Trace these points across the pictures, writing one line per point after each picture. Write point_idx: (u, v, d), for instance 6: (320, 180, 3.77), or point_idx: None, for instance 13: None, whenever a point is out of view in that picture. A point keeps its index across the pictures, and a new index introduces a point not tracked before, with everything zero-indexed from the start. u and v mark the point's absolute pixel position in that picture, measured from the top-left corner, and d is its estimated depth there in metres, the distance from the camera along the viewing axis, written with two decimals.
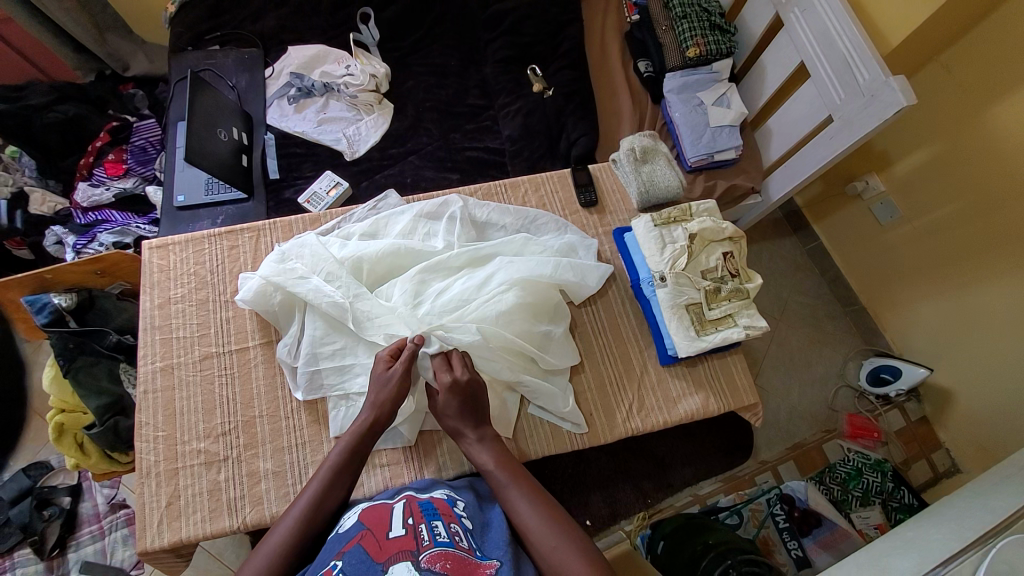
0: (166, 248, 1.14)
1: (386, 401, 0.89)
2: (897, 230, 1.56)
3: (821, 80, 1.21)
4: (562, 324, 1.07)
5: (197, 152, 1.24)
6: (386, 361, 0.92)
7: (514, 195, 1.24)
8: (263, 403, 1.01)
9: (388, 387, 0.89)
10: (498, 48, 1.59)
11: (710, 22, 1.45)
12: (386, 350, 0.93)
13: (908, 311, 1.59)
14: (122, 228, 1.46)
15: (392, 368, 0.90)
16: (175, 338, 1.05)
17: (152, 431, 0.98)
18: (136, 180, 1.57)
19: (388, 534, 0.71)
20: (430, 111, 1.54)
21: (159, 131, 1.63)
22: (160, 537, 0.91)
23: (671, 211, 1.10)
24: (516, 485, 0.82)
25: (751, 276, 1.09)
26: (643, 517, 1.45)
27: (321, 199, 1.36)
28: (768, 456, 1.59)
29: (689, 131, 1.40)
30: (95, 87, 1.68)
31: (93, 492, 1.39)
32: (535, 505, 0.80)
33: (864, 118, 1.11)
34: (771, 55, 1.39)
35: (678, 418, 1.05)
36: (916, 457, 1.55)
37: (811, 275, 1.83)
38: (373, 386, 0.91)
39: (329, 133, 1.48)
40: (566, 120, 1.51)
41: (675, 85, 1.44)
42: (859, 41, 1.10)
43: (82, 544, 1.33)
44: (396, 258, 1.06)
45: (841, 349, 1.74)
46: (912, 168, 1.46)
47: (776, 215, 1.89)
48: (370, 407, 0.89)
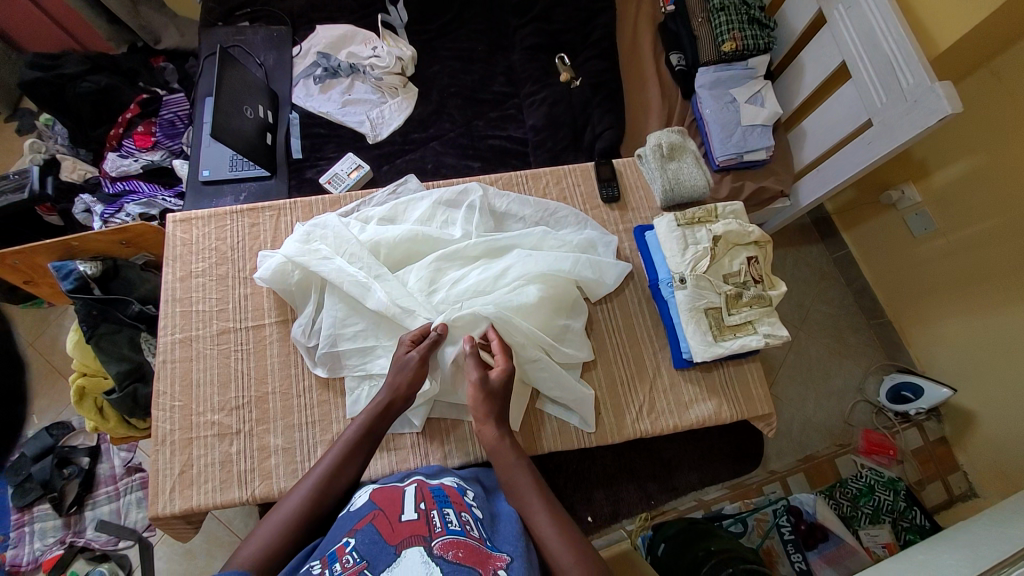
0: (190, 222, 1.15)
1: (404, 385, 0.90)
2: (931, 244, 1.49)
3: (863, 82, 1.16)
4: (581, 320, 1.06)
5: (223, 128, 1.25)
6: (407, 346, 0.93)
7: (534, 187, 1.22)
8: (275, 380, 1.02)
9: (406, 371, 0.90)
10: (527, 35, 1.56)
11: (749, 15, 1.40)
12: (409, 334, 0.94)
13: (936, 328, 1.53)
14: (149, 200, 1.49)
15: (410, 354, 0.91)
16: (194, 311, 1.07)
17: (169, 400, 1.00)
18: (164, 153, 1.59)
19: (400, 517, 0.71)
20: (454, 97, 1.52)
21: (187, 105, 1.64)
22: (172, 503, 0.94)
23: (695, 212, 1.07)
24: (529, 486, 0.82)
25: (774, 283, 1.06)
26: (646, 518, 1.44)
27: (342, 181, 1.36)
28: (778, 465, 1.57)
29: (720, 128, 1.36)
30: (128, 59, 1.70)
31: (111, 454, 1.44)
32: (553, 517, 0.78)
33: (904, 125, 1.06)
34: (810, 54, 1.33)
35: (688, 423, 1.03)
36: (931, 478, 1.51)
37: (836, 285, 1.77)
38: (392, 369, 0.92)
39: (352, 115, 1.47)
40: (592, 112, 1.47)
41: (707, 81, 1.40)
42: (905, 43, 1.04)
43: (99, 503, 1.39)
44: (413, 244, 1.06)
45: (862, 362, 1.69)
46: (951, 180, 1.40)
47: (803, 220, 1.84)
48: (387, 389, 0.90)
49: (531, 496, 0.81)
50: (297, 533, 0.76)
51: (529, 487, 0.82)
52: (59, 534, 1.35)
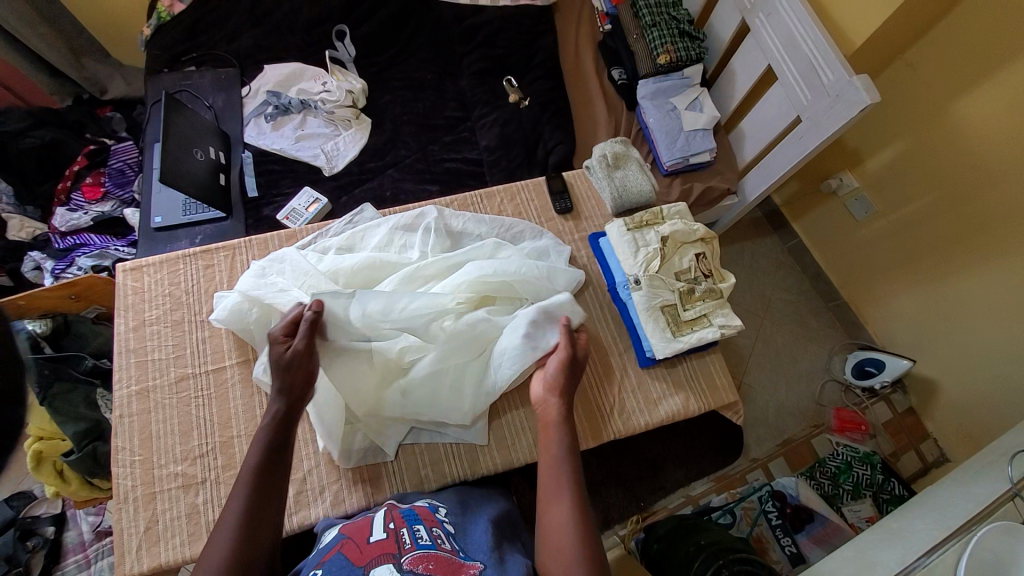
0: (140, 270, 1.13)
1: (294, 382, 0.85)
2: (874, 225, 1.58)
3: (788, 82, 1.24)
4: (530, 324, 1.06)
5: (173, 172, 1.25)
6: (282, 343, 0.88)
7: (490, 205, 1.25)
8: (241, 423, 1.00)
9: (293, 368, 0.86)
10: (474, 61, 1.61)
11: (679, 29, 1.49)
12: (276, 327, 0.89)
13: (888, 303, 1.62)
14: (101, 252, 1.45)
15: (290, 346, 0.87)
16: (150, 361, 1.04)
17: (128, 455, 0.96)
18: (114, 203, 1.56)
19: (369, 539, 0.70)
20: (408, 125, 1.55)
21: (137, 153, 1.63)
22: (140, 562, 0.89)
23: (643, 215, 1.12)
24: (548, 489, 0.78)
25: (724, 276, 1.11)
26: (636, 522, 1.43)
27: (300, 215, 1.37)
28: (759, 454, 1.59)
29: (664, 135, 1.42)
30: (72, 111, 1.68)
31: (79, 520, 1.37)
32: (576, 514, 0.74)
33: (831, 117, 1.13)
34: (739, 60, 1.42)
35: (659, 419, 1.05)
36: (904, 448, 1.56)
37: (792, 272, 1.85)
38: (275, 372, 0.85)
39: (307, 149, 1.48)
40: (542, 129, 1.53)
41: (648, 91, 1.47)
42: (822, 44, 1.13)
43: (67, 574, 1.30)
44: (372, 271, 1.06)
45: (826, 344, 1.75)
46: (884, 164, 1.49)
47: (756, 214, 1.92)
48: (276, 399, 0.84)
49: (561, 487, 0.77)
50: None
51: (564, 477, 0.79)
52: None
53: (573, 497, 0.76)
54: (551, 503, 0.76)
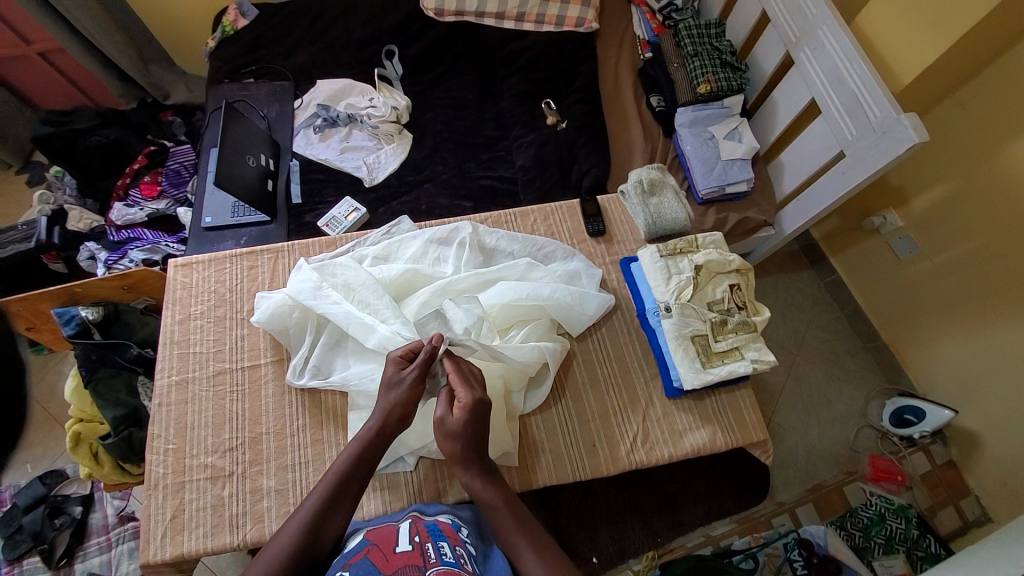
0: (190, 266, 1.19)
1: (395, 405, 0.87)
2: (917, 266, 1.53)
3: (832, 117, 1.22)
4: (559, 346, 1.06)
5: (227, 176, 1.32)
6: (398, 364, 0.91)
7: (523, 224, 1.26)
8: (270, 420, 1.03)
9: (399, 393, 0.87)
10: (515, 83, 1.65)
11: (721, 60, 1.49)
12: (398, 350, 0.92)
13: (930, 349, 1.55)
14: (152, 246, 1.55)
15: (406, 372, 0.89)
16: (192, 353, 1.09)
17: (163, 443, 1.00)
18: (168, 202, 1.66)
19: (395, 548, 0.71)
20: (447, 142, 1.60)
21: (193, 156, 1.73)
22: (163, 549, 0.92)
23: (677, 242, 1.11)
24: (523, 533, 0.79)
25: (758, 309, 1.09)
26: (652, 557, 1.38)
27: (340, 223, 1.42)
28: (785, 497, 1.53)
29: (701, 163, 1.42)
30: (136, 114, 1.80)
31: (104, 503, 1.41)
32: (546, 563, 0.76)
33: (876, 154, 1.11)
34: (782, 93, 1.41)
35: (683, 452, 1.02)
36: (942, 503, 1.48)
37: (829, 310, 1.79)
38: (385, 386, 0.89)
39: (351, 160, 1.54)
40: (578, 152, 1.54)
41: (686, 120, 1.47)
42: (870, 81, 1.11)
43: (89, 555, 1.35)
44: (407, 282, 1.09)
45: (862, 386, 1.68)
46: (930, 204, 1.44)
47: (791, 247, 1.88)
48: (378, 412, 0.88)
49: (519, 541, 0.79)
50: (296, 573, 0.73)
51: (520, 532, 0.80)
52: None
53: (534, 542, 0.79)
54: (528, 548, 0.78)
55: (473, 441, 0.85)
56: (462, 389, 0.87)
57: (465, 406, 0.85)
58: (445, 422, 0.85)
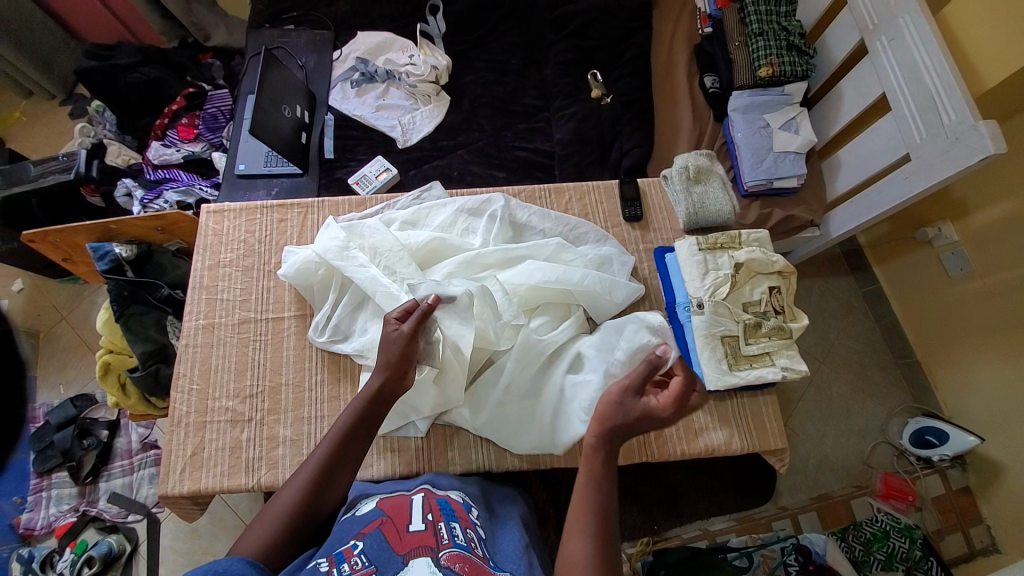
0: (221, 214, 1.19)
1: (394, 364, 0.85)
2: (967, 285, 1.43)
3: (903, 117, 1.13)
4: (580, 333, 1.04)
5: (262, 125, 1.30)
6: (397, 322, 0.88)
7: (557, 201, 1.22)
8: (290, 372, 1.05)
9: (394, 350, 0.85)
10: (561, 50, 1.57)
11: (788, 42, 1.38)
12: (392, 311, 0.88)
13: (966, 373, 1.47)
14: (187, 189, 1.56)
15: (402, 331, 0.86)
16: (219, 299, 1.11)
17: (187, 382, 1.03)
18: (205, 145, 1.66)
19: (409, 526, 0.71)
20: (484, 107, 1.54)
21: (230, 101, 1.71)
22: (181, 483, 0.96)
23: (718, 237, 1.06)
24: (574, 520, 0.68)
25: (796, 315, 1.04)
26: (647, 543, 1.39)
27: (370, 183, 1.40)
28: (789, 502, 1.51)
29: (751, 153, 1.34)
30: (177, 53, 1.78)
31: (129, 429, 1.49)
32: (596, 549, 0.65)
33: (944, 162, 1.03)
34: (849, 84, 1.31)
35: (697, 451, 1.00)
36: (951, 528, 1.44)
37: (863, 320, 1.71)
38: (382, 346, 0.87)
39: (385, 119, 1.51)
40: (620, 129, 1.47)
41: (741, 104, 1.38)
42: (951, 80, 1.02)
43: (114, 476, 1.44)
44: (434, 250, 1.07)
45: (887, 402, 1.62)
46: (992, 221, 1.34)
47: (833, 250, 1.78)
48: (379, 372, 0.85)
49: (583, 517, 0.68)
50: (301, 525, 0.75)
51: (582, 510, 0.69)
52: (73, 501, 1.41)
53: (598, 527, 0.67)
54: (570, 531, 0.68)
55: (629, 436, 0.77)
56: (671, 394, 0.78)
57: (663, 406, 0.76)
58: (637, 396, 0.78)
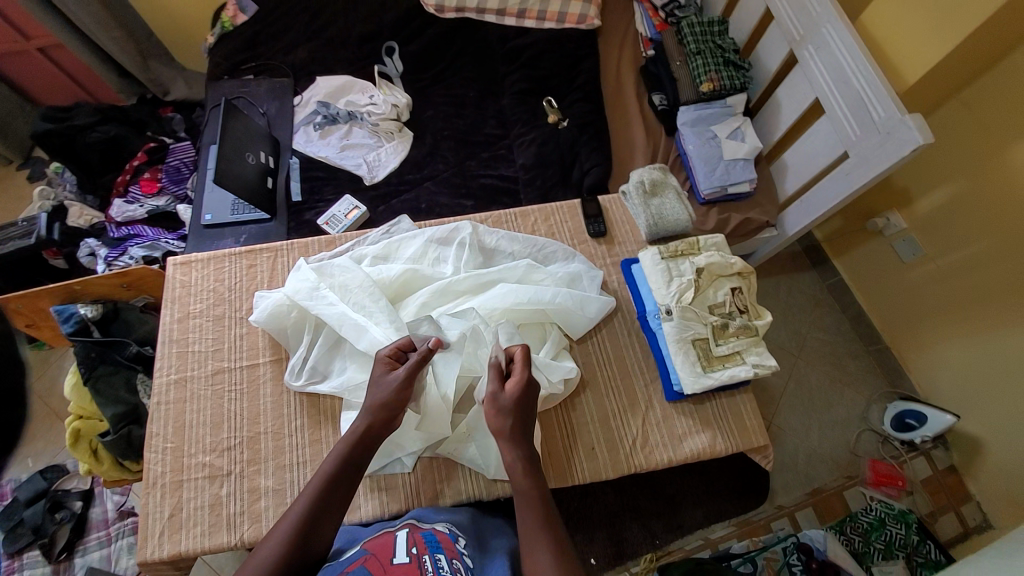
0: (189, 265, 1.18)
1: (381, 407, 0.86)
2: (921, 268, 1.51)
3: (837, 117, 1.21)
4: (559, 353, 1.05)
5: (226, 175, 1.31)
6: (385, 364, 0.89)
7: (523, 224, 1.25)
8: (268, 420, 1.02)
9: (388, 394, 0.86)
10: (516, 80, 1.64)
11: (724, 58, 1.48)
12: (386, 349, 0.91)
13: (934, 352, 1.53)
14: (152, 243, 1.54)
15: (394, 374, 0.87)
16: (190, 352, 1.09)
17: (161, 442, 1.00)
18: (168, 199, 1.65)
19: (392, 560, 0.71)
20: (447, 140, 1.58)
21: (193, 152, 1.72)
22: (161, 548, 0.92)
23: (679, 245, 1.10)
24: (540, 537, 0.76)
25: (760, 313, 1.08)
26: (651, 559, 1.37)
27: (339, 222, 1.41)
28: (786, 500, 1.52)
29: (703, 163, 1.40)
30: (137, 110, 1.79)
31: (104, 498, 1.42)
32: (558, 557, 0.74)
33: (880, 155, 1.10)
34: (785, 92, 1.40)
35: (683, 457, 1.02)
36: (943, 509, 1.47)
37: (831, 311, 1.77)
38: (370, 389, 0.88)
39: (350, 158, 1.53)
40: (579, 150, 1.53)
41: (689, 118, 1.45)
42: (875, 80, 1.10)
43: (90, 549, 1.35)
44: (406, 282, 1.09)
45: (864, 389, 1.67)
46: (934, 207, 1.43)
47: (794, 248, 1.86)
48: (364, 415, 0.86)
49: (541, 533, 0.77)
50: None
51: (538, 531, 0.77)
52: None
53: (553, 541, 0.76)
54: (532, 544, 0.76)
55: (521, 420, 0.86)
56: (519, 366, 0.88)
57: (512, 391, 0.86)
58: (501, 395, 0.86)
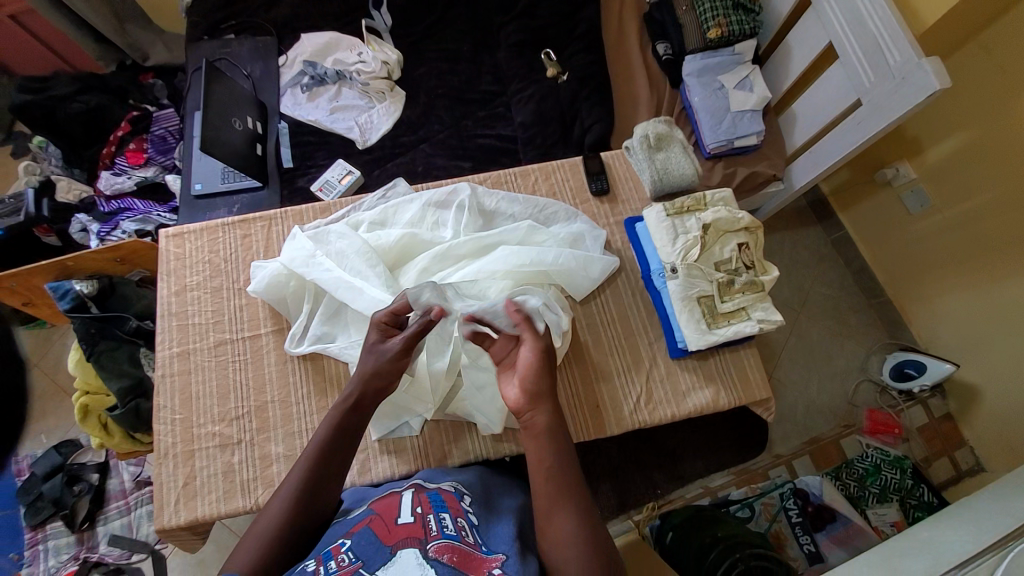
0: (182, 237, 1.16)
1: (372, 373, 0.86)
2: (928, 220, 1.48)
3: (850, 63, 1.15)
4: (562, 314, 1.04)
5: (213, 142, 1.27)
6: (379, 332, 0.89)
7: (524, 184, 1.22)
8: (274, 389, 1.03)
9: (380, 361, 0.86)
10: (512, 32, 1.55)
11: (734, 2, 1.40)
12: (381, 314, 0.89)
13: (937, 305, 1.52)
14: (144, 217, 1.51)
15: (390, 342, 0.87)
16: (190, 324, 1.08)
17: (169, 413, 1.01)
18: (156, 170, 1.61)
19: (397, 519, 0.72)
20: (441, 99, 1.52)
21: (178, 120, 1.65)
22: (177, 515, 0.95)
23: (684, 201, 1.07)
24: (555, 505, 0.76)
25: (766, 268, 1.06)
26: (652, 508, 1.43)
27: (333, 188, 1.37)
28: (783, 449, 1.56)
29: (709, 115, 1.35)
30: (116, 77, 1.71)
31: (120, 469, 1.45)
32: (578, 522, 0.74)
33: (894, 102, 1.05)
34: (797, 36, 1.32)
35: (686, 412, 1.03)
36: (937, 454, 1.51)
37: (835, 266, 1.75)
38: (362, 358, 0.88)
39: (341, 121, 1.47)
40: (580, 106, 1.47)
41: (694, 68, 1.39)
42: (893, 21, 1.04)
43: (111, 518, 1.40)
44: (406, 247, 1.06)
45: (865, 342, 1.67)
46: (945, 156, 1.39)
47: (799, 204, 1.82)
48: (356, 381, 0.86)
49: (559, 497, 0.77)
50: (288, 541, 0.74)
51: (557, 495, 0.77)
52: (73, 550, 1.37)
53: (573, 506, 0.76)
54: (550, 512, 0.76)
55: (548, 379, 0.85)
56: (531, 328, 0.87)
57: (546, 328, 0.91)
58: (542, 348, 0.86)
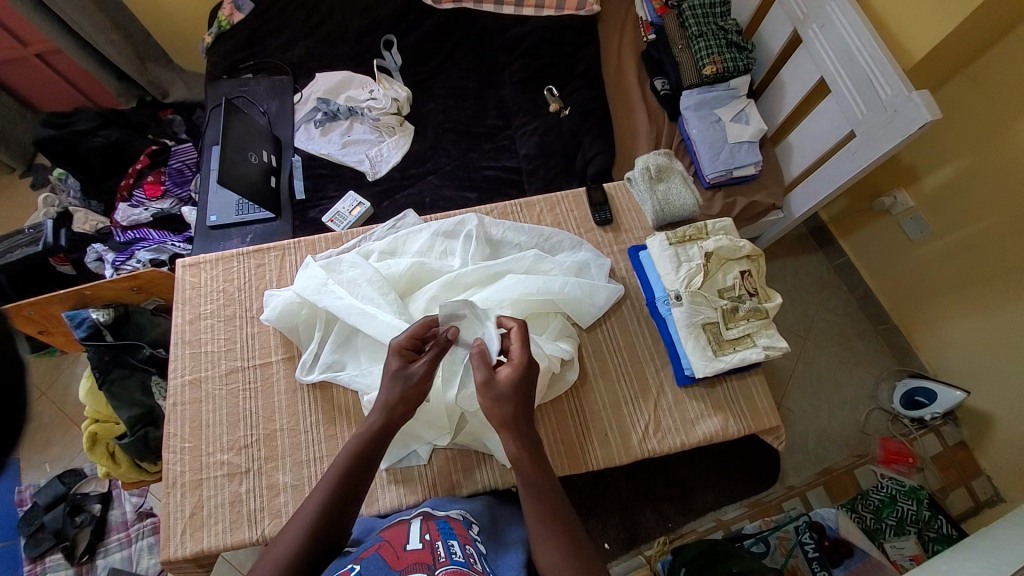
0: (198, 266, 1.19)
1: (397, 401, 0.85)
2: (929, 247, 1.50)
3: (843, 97, 1.19)
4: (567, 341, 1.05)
5: (229, 175, 1.32)
6: (405, 359, 0.88)
7: (529, 214, 1.25)
8: (283, 417, 1.04)
9: (406, 387, 0.86)
10: (516, 70, 1.62)
11: (727, 40, 1.46)
12: (402, 339, 0.88)
13: (943, 330, 1.53)
14: (159, 246, 1.55)
15: (416, 365, 0.87)
16: (203, 352, 1.10)
17: (178, 442, 1.02)
18: (173, 201, 1.66)
19: (405, 546, 0.72)
20: (449, 133, 1.58)
21: (195, 154, 1.72)
22: (183, 546, 0.94)
23: (686, 230, 1.10)
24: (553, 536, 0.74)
25: (769, 296, 1.08)
26: (663, 543, 1.38)
27: (344, 219, 1.41)
28: (796, 481, 1.53)
29: (708, 147, 1.39)
30: (136, 113, 1.79)
31: (122, 500, 1.44)
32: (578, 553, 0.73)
33: (887, 133, 1.09)
34: (790, 72, 1.38)
35: (695, 440, 1.02)
36: (954, 483, 1.47)
37: (839, 292, 1.77)
38: (385, 384, 0.86)
39: (352, 154, 1.53)
40: (582, 139, 1.52)
41: (692, 103, 1.44)
42: (882, 58, 1.08)
43: (111, 550, 1.38)
44: (414, 275, 1.09)
45: (872, 368, 1.67)
46: (941, 184, 1.42)
47: (800, 230, 1.85)
48: (380, 410, 0.85)
49: (556, 531, 0.75)
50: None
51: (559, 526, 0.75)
52: None
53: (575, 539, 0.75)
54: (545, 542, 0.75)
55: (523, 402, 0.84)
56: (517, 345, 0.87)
57: (517, 362, 0.85)
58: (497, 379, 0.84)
